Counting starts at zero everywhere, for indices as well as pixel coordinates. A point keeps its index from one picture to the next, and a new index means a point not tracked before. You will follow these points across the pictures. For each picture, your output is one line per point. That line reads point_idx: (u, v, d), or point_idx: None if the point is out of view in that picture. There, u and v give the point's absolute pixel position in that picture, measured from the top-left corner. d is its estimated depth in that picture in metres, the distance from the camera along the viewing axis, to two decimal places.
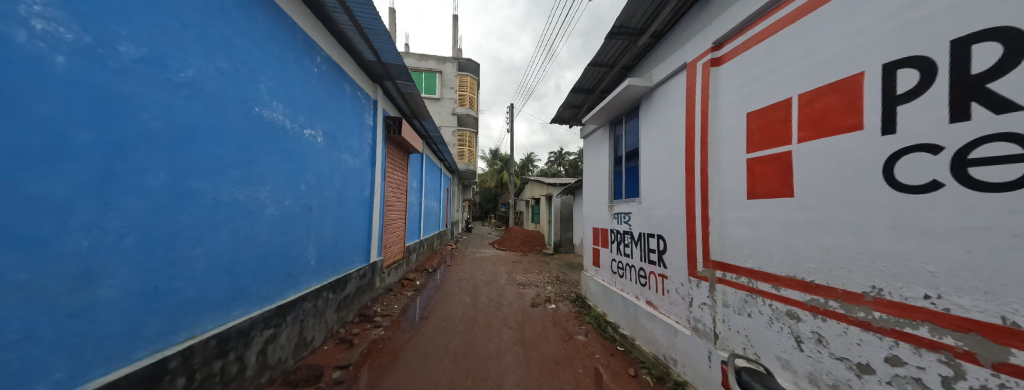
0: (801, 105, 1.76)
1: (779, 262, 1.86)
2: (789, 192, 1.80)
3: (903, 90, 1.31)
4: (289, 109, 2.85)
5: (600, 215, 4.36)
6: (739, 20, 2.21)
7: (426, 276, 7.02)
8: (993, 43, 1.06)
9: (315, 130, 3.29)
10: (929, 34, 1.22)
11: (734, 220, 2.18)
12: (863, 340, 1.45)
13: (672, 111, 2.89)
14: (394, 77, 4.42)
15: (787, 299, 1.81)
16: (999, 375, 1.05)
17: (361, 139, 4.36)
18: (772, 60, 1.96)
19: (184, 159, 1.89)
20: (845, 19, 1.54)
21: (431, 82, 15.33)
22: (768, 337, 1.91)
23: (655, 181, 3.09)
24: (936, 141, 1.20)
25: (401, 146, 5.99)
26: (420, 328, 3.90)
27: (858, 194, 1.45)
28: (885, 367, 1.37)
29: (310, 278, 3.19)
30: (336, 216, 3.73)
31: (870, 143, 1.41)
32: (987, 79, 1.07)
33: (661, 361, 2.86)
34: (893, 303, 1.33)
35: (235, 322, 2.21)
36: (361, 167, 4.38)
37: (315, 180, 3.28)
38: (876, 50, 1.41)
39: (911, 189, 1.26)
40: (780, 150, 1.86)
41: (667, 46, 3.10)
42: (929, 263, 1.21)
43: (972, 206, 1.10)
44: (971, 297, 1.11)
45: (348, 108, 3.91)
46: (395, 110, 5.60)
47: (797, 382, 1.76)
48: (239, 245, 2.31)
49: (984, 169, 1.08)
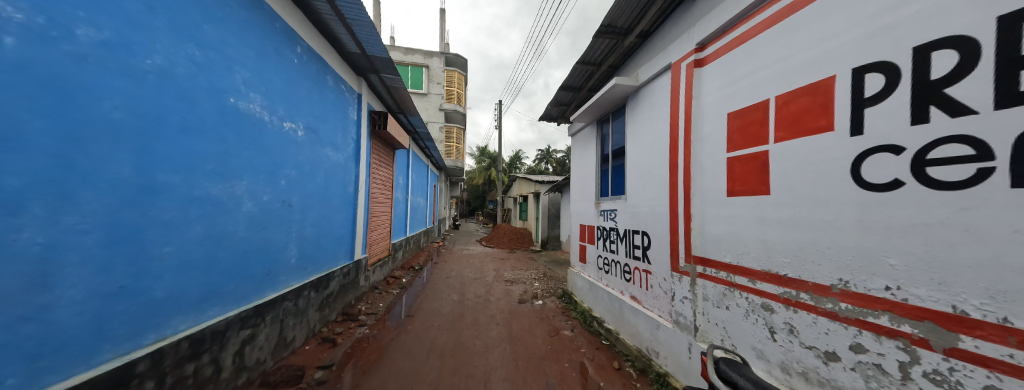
0: (778, 106, 1.83)
1: (756, 257, 1.94)
2: (766, 190, 1.87)
3: (870, 94, 1.39)
4: (267, 101, 2.73)
5: (586, 212, 4.43)
6: (721, 23, 2.27)
7: (413, 273, 6.93)
8: (952, 51, 1.13)
9: (295, 123, 3.16)
10: (895, 42, 1.30)
11: (714, 216, 2.26)
12: (830, 330, 1.53)
13: (658, 109, 2.95)
14: (379, 71, 4.32)
15: (762, 292, 1.89)
16: (949, 360, 1.14)
17: (345, 134, 4.23)
18: (752, 61, 2.02)
19: (151, 151, 1.78)
20: (818, 25, 1.62)
21: (417, 77, 15.05)
22: (745, 328, 1.99)
23: (640, 179, 3.15)
24: (898, 142, 1.28)
25: (387, 142, 5.88)
26: (407, 326, 3.84)
27: (828, 191, 1.54)
28: (849, 354, 1.46)
29: (290, 276, 3.08)
30: (318, 212, 3.63)
31: (841, 143, 1.49)
32: (946, 83, 1.15)
33: (644, 354, 2.94)
34: (858, 294, 1.42)
35: (210, 323, 2.11)
36: (344, 162, 4.26)
37: (295, 175, 3.16)
38: (847, 56, 1.49)
39: (876, 187, 1.34)
40: (758, 150, 1.94)
41: (652, 47, 3.16)
42: (891, 257, 1.29)
43: (927, 203, 1.18)
44: (926, 288, 1.19)
45: (330, 102, 3.80)
46: (380, 103, 5.46)
47: (769, 370, 1.84)
48: (214, 243, 2.21)
49: (938, 168, 1.16)
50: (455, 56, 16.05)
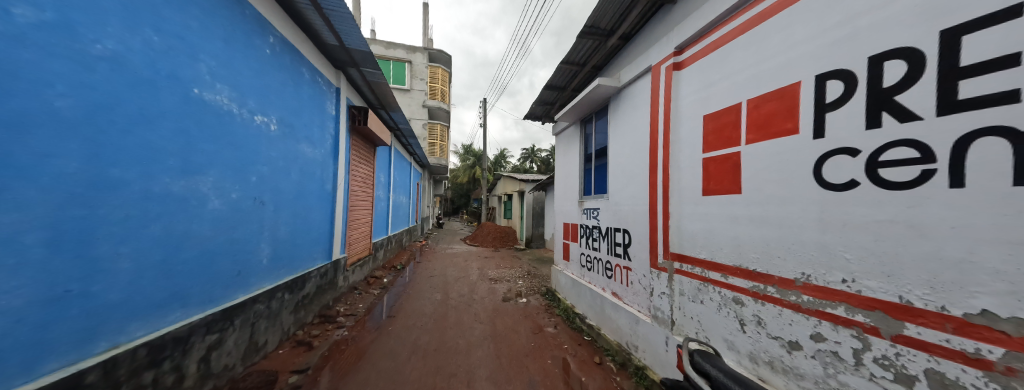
0: (749, 110, 1.92)
1: (727, 253, 2.03)
2: (738, 189, 1.97)
3: (831, 99, 1.49)
4: (236, 92, 2.59)
5: (570, 211, 4.49)
6: (698, 28, 2.35)
7: (394, 273, 6.78)
8: (901, 61, 1.24)
9: (268, 117, 3.01)
10: (853, 52, 1.40)
11: (691, 214, 2.34)
12: (793, 320, 1.64)
13: (639, 110, 3.02)
14: (359, 65, 4.19)
15: (733, 286, 1.99)
16: (896, 346, 1.25)
17: (322, 129, 4.07)
18: (726, 66, 2.11)
19: (102, 143, 1.64)
20: (786, 34, 1.72)
21: (399, 72, 14.71)
22: (718, 321, 2.09)
23: (621, 178, 3.23)
24: (855, 145, 1.38)
25: (368, 138, 5.72)
26: (387, 327, 3.76)
27: (794, 190, 1.64)
28: (810, 343, 1.56)
29: (263, 278, 2.94)
30: (293, 210, 3.48)
31: (805, 145, 1.59)
32: (897, 90, 1.24)
33: (624, 348, 3.01)
34: (818, 287, 1.53)
35: (172, 328, 1.98)
36: (321, 159, 4.10)
37: (267, 172, 3.01)
38: (810, 63, 1.59)
39: (835, 187, 1.45)
40: (730, 151, 2.03)
41: (633, 49, 3.24)
42: (847, 251, 1.40)
43: (880, 201, 1.28)
44: (877, 280, 1.30)
45: (306, 96, 3.64)
46: (360, 98, 5.30)
47: (739, 360, 1.94)
48: (175, 243, 2.08)
49: (889, 169, 1.26)
50: (438, 52, 15.79)
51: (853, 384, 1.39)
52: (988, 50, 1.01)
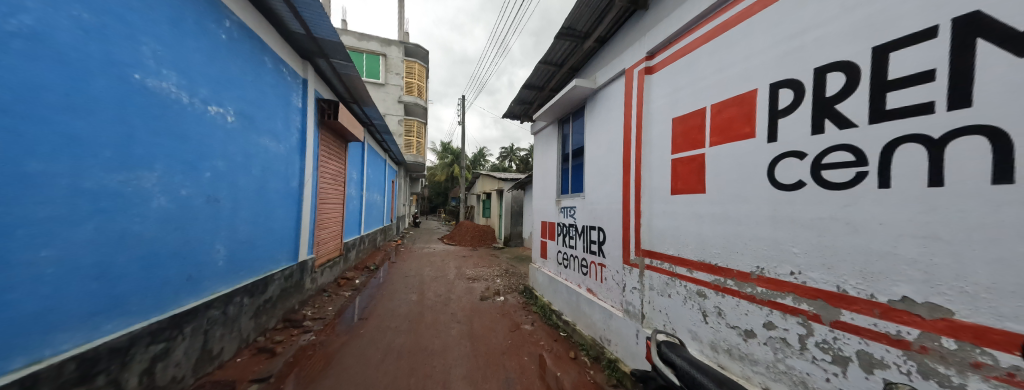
0: (712, 114, 2.04)
1: (692, 248, 2.15)
2: (702, 188, 2.09)
3: (782, 106, 1.63)
4: (186, 80, 2.37)
5: (547, 209, 4.55)
6: (667, 34, 2.47)
7: (367, 274, 6.53)
8: (840, 74, 1.38)
9: (224, 107, 2.79)
10: (802, 64, 1.54)
11: (660, 212, 2.45)
12: (748, 311, 1.77)
13: (613, 111, 3.12)
14: (328, 55, 3.99)
15: (697, 280, 2.11)
16: (834, 331, 1.38)
17: (286, 122, 3.83)
18: (692, 72, 2.23)
19: (19, 132, 1.44)
20: (744, 44, 1.85)
21: (373, 66, 14.18)
22: (683, 313, 2.21)
23: (597, 178, 3.32)
24: (802, 149, 1.52)
25: (339, 133, 5.46)
26: (359, 330, 3.63)
27: (750, 189, 1.77)
28: (763, 331, 1.70)
29: (218, 281, 2.72)
30: (254, 209, 3.26)
31: (760, 148, 1.72)
32: (838, 99, 1.38)
33: (597, 342, 3.11)
34: (770, 279, 1.66)
35: (108, 339, 1.79)
36: (286, 154, 3.86)
37: (222, 167, 2.78)
38: (765, 73, 1.72)
39: (785, 187, 1.59)
40: (696, 153, 2.15)
41: (607, 52, 3.33)
42: (795, 246, 1.54)
43: (823, 200, 1.42)
44: (819, 272, 1.44)
45: (268, 86, 3.40)
46: (330, 92, 5.05)
47: (702, 349, 2.07)
48: (113, 244, 1.87)
49: (830, 171, 1.40)
50: (415, 46, 15.35)
51: (798, 367, 1.53)
52: (910, 66, 1.15)
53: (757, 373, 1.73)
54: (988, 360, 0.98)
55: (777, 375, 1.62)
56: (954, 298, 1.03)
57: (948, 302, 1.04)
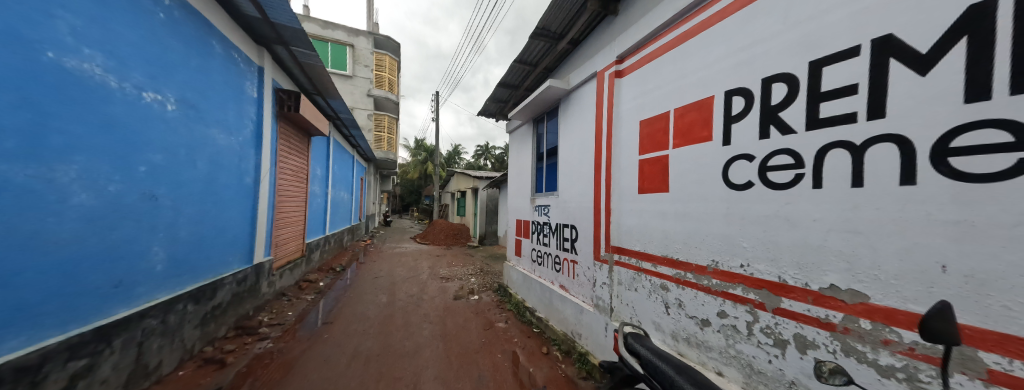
0: (675, 118, 2.17)
1: (657, 244, 2.28)
2: (666, 187, 2.21)
3: (735, 112, 1.76)
4: (114, 61, 2.10)
5: (522, 208, 4.59)
6: (635, 40, 2.58)
7: (333, 276, 6.19)
8: (783, 84, 1.52)
9: (162, 94, 2.50)
10: (751, 74, 1.68)
11: (628, 210, 2.57)
12: (705, 301, 1.91)
13: (585, 112, 3.21)
14: (288, 43, 3.72)
15: (661, 274, 2.24)
16: (775, 317, 1.53)
17: (238, 113, 3.50)
18: (658, 77, 2.35)
19: None
20: (702, 53, 1.99)
21: (339, 56, 13.44)
22: (648, 306, 2.33)
23: (570, 177, 3.40)
24: (751, 152, 1.66)
25: (301, 126, 5.12)
26: (323, 335, 3.44)
27: (708, 189, 1.90)
28: (717, 319, 1.83)
29: (156, 288, 2.44)
30: (199, 207, 2.96)
31: (716, 151, 1.86)
32: (782, 107, 1.52)
33: (569, 337, 3.20)
34: (723, 271, 1.80)
35: (15, 357, 1.54)
36: (238, 147, 3.54)
37: (160, 160, 2.49)
38: (720, 81, 1.86)
39: (737, 187, 1.72)
40: (660, 154, 2.27)
41: (580, 54, 3.42)
42: (745, 241, 1.68)
43: (769, 199, 1.56)
44: (765, 264, 1.58)
45: (216, 73, 3.10)
46: (291, 82, 4.71)
47: (664, 339, 2.20)
48: (20, 247, 1.62)
49: (774, 173, 1.54)
50: (385, 38, 14.76)
51: (746, 351, 1.67)
52: (839, 80, 1.30)
53: (711, 359, 1.86)
54: (896, 337, 1.12)
55: (729, 359, 1.76)
56: (869, 285, 1.19)
57: (865, 288, 1.21)
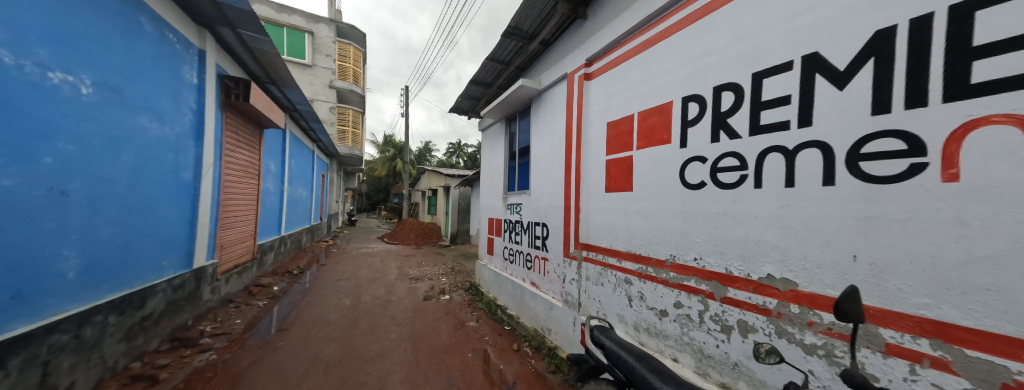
0: (639, 120, 2.28)
1: (622, 241, 2.39)
2: (631, 186, 2.32)
3: (690, 117, 1.89)
4: (10, 33, 1.78)
5: (494, 206, 4.59)
6: (603, 45, 2.68)
7: (290, 279, 5.76)
8: (730, 93, 1.67)
9: (75, 74, 2.16)
10: (704, 82, 1.82)
11: (596, 208, 2.67)
12: (663, 293, 2.04)
13: (556, 112, 3.27)
14: (235, 25, 3.38)
15: (625, 269, 2.35)
16: (723, 306, 1.67)
17: (173, 99, 3.12)
18: (623, 81, 2.47)
19: None
20: (663, 60, 2.12)
21: (297, 43, 12.55)
22: (613, 299, 2.45)
23: (541, 175, 3.46)
24: (703, 154, 1.80)
25: (253, 117, 4.68)
26: (276, 343, 3.19)
27: (667, 188, 2.03)
28: (673, 310, 1.97)
29: (68, 298, 2.12)
30: (123, 205, 2.60)
31: (674, 152, 1.99)
32: (730, 113, 1.66)
33: (539, 333, 3.26)
34: (679, 265, 1.93)
35: None
36: (173, 139, 3.16)
37: (72, 151, 2.16)
38: (677, 87, 1.99)
39: (692, 186, 1.86)
40: (625, 155, 2.39)
41: (551, 55, 3.48)
42: (698, 236, 1.82)
43: (718, 198, 1.70)
44: (714, 257, 1.73)
45: (144, 54, 2.74)
46: (238, 68, 4.29)
47: (627, 330, 2.32)
48: None
49: (723, 174, 1.68)
50: (349, 27, 13.97)
51: (698, 338, 1.81)
52: (776, 91, 1.45)
53: (668, 346, 2.00)
54: (818, 318, 1.29)
55: (683, 346, 1.90)
56: (798, 274, 1.35)
57: (795, 277, 1.37)
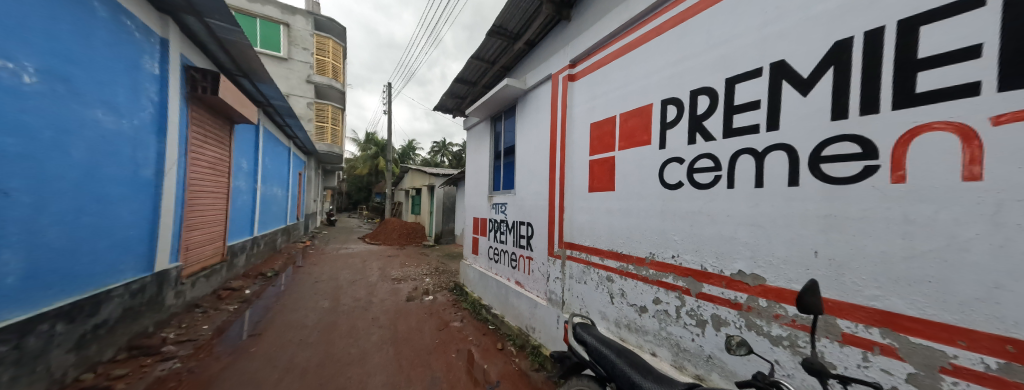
0: (621, 122, 2.34)
1: (604, 239, 2.44)
2: (612, 186, 2.38)
3: (669, 119, 1.96)
4: None
5: (479, 206, 4.58)
6: (586, 47, 2.72)
7: (263, 282, 5.49)
8: (705, 97, 1.74)
9: (18, 61, 1.98)
10: (681, 85, 1.89)
11: (580, 207, 2.71)
12: (643, 290, 2.10)
13: (541, 112, 3.30)
14: (201, 13, 3.19)
15: (607, 267, 2.41)
16: (698, 301, 1.74)
17: (131, 91, 2.91)
18: (605, 83, 2.52)
19: None
20: (643, 64, 2.18)
21: (272, 35, 12.02)
22: (596, 297, 2.50)
23: (526, 175, 3.48)
24: (680, 155, 1.86)
25: (223, 111, 4.44)
26: (248, 349, 3.05)
27: (647, 188, 2.09)
28: (652, 305, 2.03)
29: (11, 306, 1.94)
30: (73, 204, 2.40)
31: (653, 153, 2.05)
32: (705, 116, 1.73)
33: (523, 332, 3.28)
34: (659, 262, 1.99)
35: None
36: (131, 133, 2.94)
37: (14, 144, 1.97)
38: (657, 90, 2.06)
39: (670, 186, 1.92)
40: (607, 155, 2.44)
41: (535, 55, 3.50)
42: (675, 234, 1.88)
43: (694, 197, 1.77)
44: (690, 254, 1.79)
45: (97, 41, 2.53)
46: (205, 59, 4.05)
47: (609, 327, 2.37)
48: None
49: (699, 174, 1.75)
50: (328, 20, 13.49)
51: (675, 332, 1.88)
52: (747, 96, 1.52)
53: (647, 341, 2.06)
54: (783, 311, 1.37)
55: (661, 341, 1.97)
56: (766, 269, 1.43)
57: (763, 272, 1.45)
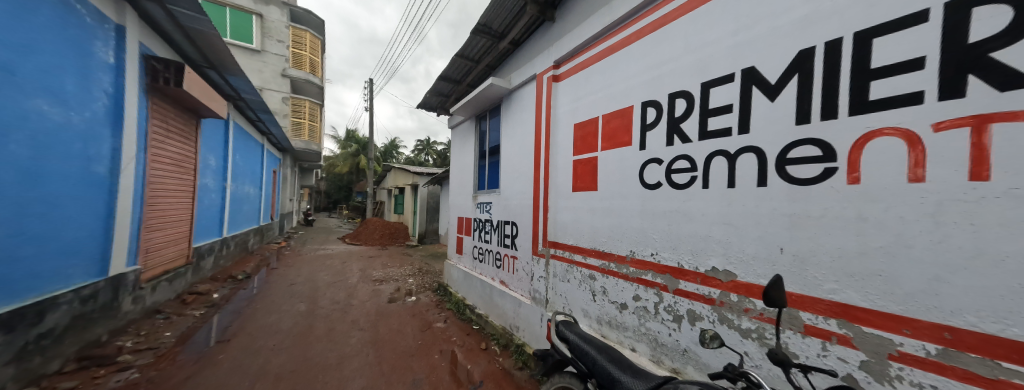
0: (603, 123, 2.38)
1: (587, 238, 2.48)
2: (595, 186, 2.42)
3: (648, 121, 2.01)
4: None
5: (463, 205, 4.54)
6: (569, 48, 2.76)
7: (233, 286, 5.21)
8: (682, 100, 1.80)
9: None
10: (660, 88, 1.95)
11: (563, 207, 2.74)
12: (624, 288, 2.15)
13: (526, 112, 3.31)
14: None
15: (589, 265, 2.45)
16: (675, 297, 1.80)
17: (82, 80, 2.69)
18: (588, 85, 2.56)
19: None
20: (624, 66, 2.23)
21: (244, 25, 11.43)
22: (579, 295, 2.54)
23: (511, 174, 3.48)
24: (660, 156, 1.92)
25: (188, 104, 4.18)
26: (216, 356, 2.89)
27: (627, 187, 2.15)
28: (632, 302, 2.09)
29: None
30: (13, 203, 2.19)
31: (634, 154, 2.11)
32: (683, 119, 1.79)
33: (507, 331, 3.29)
34: (639, 260, 2.05)
35: None
36: (82, 126, 2.72)
37: None
38: (637, 92, 2.11)
39: (650, 186, 1.98)
40: (590, 156, 2.48)
41: (520, 55, 3.51)
42: (654, 233, 1.94)
43: (672, 197, 1.83)
44: (668, 252, 1.86)
45: (40, 25, 2.33)
46: (168, 48, 3.80)
47: (591, 324, 2.42)
48: None
49: (676, 175, 1.81)
50: (305, 12, 12.96)
51: (653, 328, 1.94)
52: (721, 100, 1.59)
53: (627, 337, 2.12)
54: (753, 305, 1.45)
55: (640, 336, 2.03)
56: (737, 266, 1.50)
57: (734, 269, 1.52)
